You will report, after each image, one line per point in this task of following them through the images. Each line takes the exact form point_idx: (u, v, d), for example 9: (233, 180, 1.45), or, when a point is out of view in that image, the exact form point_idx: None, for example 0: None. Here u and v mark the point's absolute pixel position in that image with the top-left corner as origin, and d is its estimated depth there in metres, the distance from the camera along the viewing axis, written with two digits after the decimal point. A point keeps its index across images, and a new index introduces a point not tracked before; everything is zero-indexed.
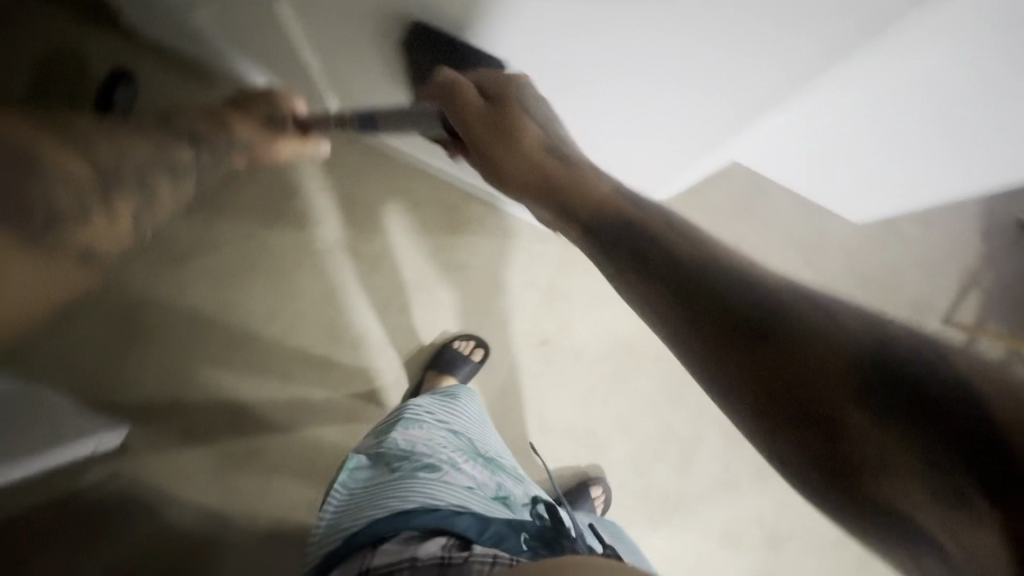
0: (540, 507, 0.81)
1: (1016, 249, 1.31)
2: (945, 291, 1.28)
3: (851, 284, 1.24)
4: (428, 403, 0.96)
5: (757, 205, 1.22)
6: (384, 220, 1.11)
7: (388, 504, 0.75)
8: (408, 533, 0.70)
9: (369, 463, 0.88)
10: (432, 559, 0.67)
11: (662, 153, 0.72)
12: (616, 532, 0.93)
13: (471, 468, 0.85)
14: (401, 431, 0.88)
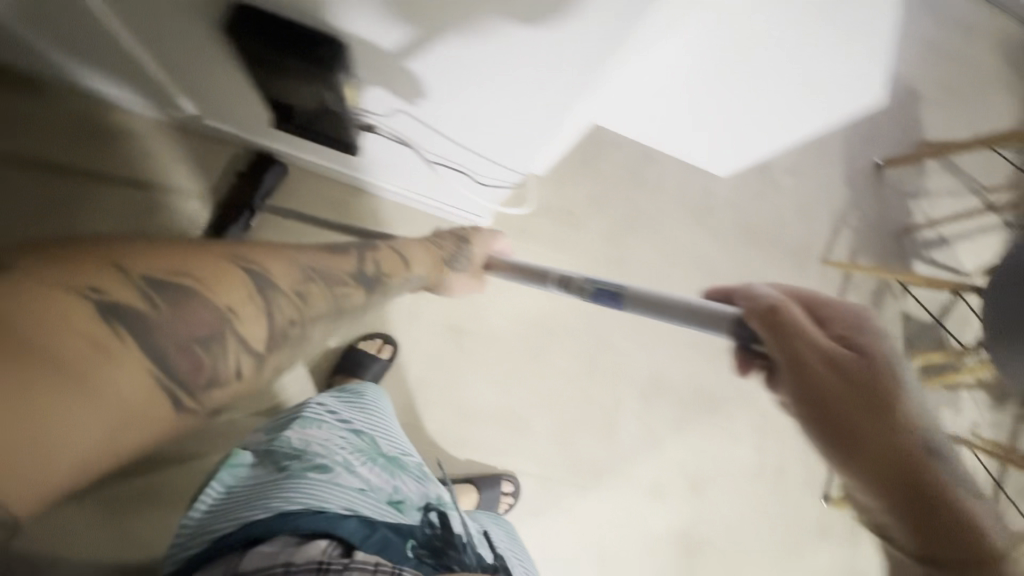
0: (432, 514, 0.83)
1: (873, 190, 1.46)
2: (821, 233, 1.39)
3: (740, 236, 1.32)
4: (329, 401, 0.96)
5: (647, 171, 1.27)
6: (269, 226, 1.05)
7: (268, 506, 0.74)
8: (287, 535, 0.69)
9: (257, 462, 0.85)
10: (308, 566, 0.65)
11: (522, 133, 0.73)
12: (506, 537, 0.95)
13: (367, 470, 0.87)
14: (296, 430, 0.88)
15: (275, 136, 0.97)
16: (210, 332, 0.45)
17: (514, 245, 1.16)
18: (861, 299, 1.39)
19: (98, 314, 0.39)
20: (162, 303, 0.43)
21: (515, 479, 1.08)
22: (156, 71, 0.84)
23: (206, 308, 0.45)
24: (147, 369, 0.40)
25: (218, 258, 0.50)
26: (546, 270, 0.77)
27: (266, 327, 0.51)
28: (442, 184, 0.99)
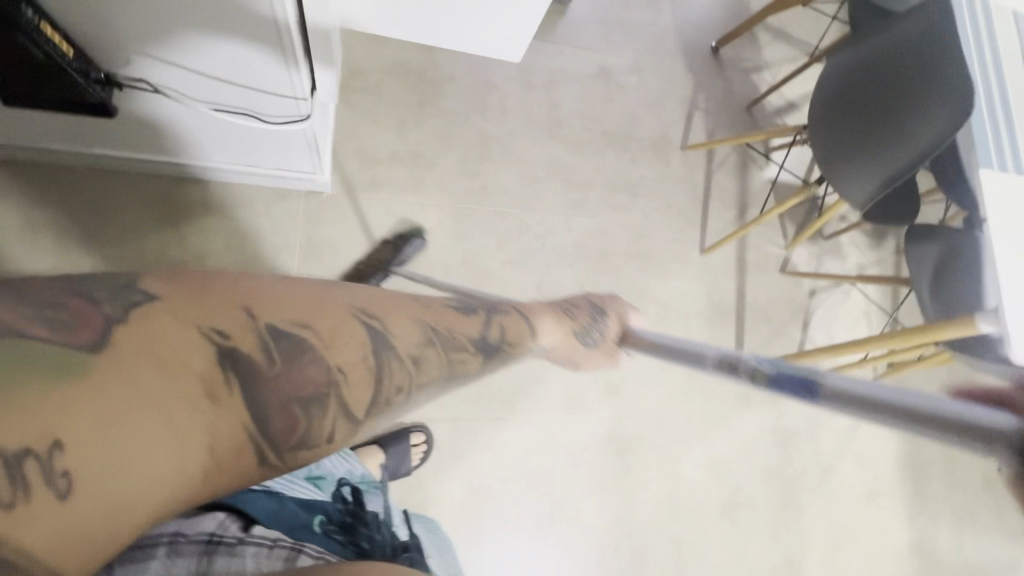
0: (347, 489, 0.86)
1: (715, 71, 1.50)
2: (675, 122, 1.43)
3: (597, 141, 1.34)
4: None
5: (489, 97, 1.26)
6: (90, 235, 0.98)
7: None
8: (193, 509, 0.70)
9: None
10: (198, 536, 0.64)
11: (275, 75, 0.69)
12: (427, 531, 0.92)
13: None
14: None
15: (57, 133, 0.90)
16: (348, 366, 0.47)
17: (367, 198, 1.13)
18: (727, 175, 1.43)
19: (214, 358, 0.39)
20: (275, 356, 0.42)
21: (425, 429, 1.05)
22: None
23: (312, 366, 0.44)
24: (244, 422, 0.40)
25: (349, 320, 0.49)
26: (706, 352, 0.59)
27: (373, 392, 0.49)
28: (258, 146, 0.93)
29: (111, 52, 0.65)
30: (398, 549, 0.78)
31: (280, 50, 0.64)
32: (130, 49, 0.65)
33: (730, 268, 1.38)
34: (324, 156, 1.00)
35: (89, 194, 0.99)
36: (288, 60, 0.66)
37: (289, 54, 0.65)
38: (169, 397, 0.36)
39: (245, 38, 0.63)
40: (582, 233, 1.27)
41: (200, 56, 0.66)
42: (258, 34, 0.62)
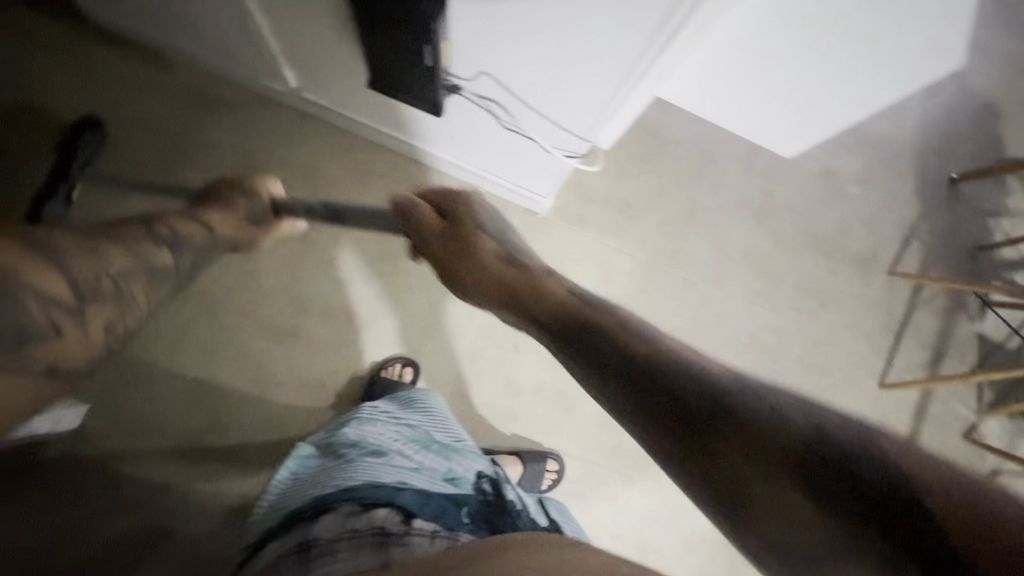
0: (486, 483, 0.84)
1: (948, 203, 1.39)
2: (888, 244, 1.35)
3: (801, 240, 1.30)
4: (385, 402, 0.99)
5: (708, 168, 1.28)
6: (350, 195, 1.12)
7: (335, 482, 0.77)
8: (353, 504, 0.72)
9: (318, 451, 0.89)
10: (372, 528, 0.67)
11: (600, 107, 0.75)
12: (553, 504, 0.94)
13: (422, 455, 0.87)
14: (352, 427, 0.91)
15: (363, 107, 1.04)
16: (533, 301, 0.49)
17: (572, 230, 1.20)
18: (930, 315, 1.32)
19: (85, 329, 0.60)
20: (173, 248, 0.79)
21: (560, 459, 1.09)
22: (264, 41, 0.91)
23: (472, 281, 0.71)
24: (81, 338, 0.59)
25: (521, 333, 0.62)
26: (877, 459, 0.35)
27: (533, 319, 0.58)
28: (516, 162, 1.01)
29: (487, 61, 0.72)
30: (543, 529, 0.77)
31: (621, 92, 0.70)
32: (490, 66, 0.73)
33: (907, 413, 1.27)
34: (559, 185, 1.07)
35: (356, 158, 1.13)
36: (622, 96, 0.71)
37: (627, 91, 0.70)
38: (89, 263, 0.61)
39: (597, 76, 0.69)
40: (760, 325, 1.24)
41: (553, 79, 0.72)
42: (623, 74, 0.68)
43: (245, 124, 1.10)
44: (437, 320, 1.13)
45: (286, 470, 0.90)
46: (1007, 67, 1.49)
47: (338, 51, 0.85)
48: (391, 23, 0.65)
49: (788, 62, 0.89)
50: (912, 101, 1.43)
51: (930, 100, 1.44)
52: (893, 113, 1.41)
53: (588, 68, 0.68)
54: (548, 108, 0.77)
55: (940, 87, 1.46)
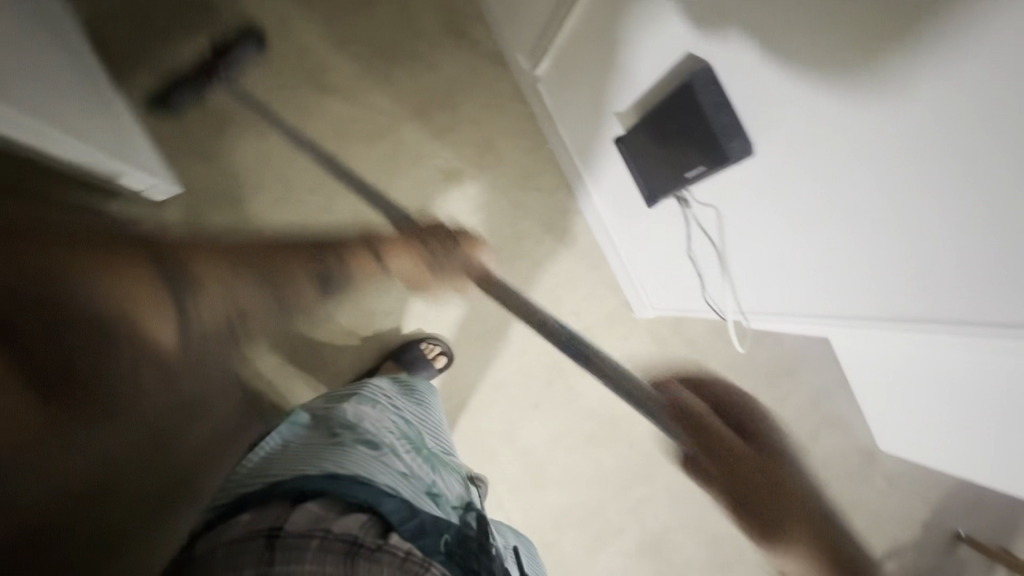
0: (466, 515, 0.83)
1: (940, 551, 1.42)
2: (870, 547, 1.37)
3: (810, 492, 1.33)
4: (389, 389, 0.97)
5: (785, 380, 1.30)
6: (503, 185, 1.15)
7: (322, 466, 0.71)
8: (335, 499, 0.68)
9: (311, 424, 0.85)
10: (345, 536, 0.63)
11: (801, 311, 0.76)
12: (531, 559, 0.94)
13: (411, 459, 0.84)
14: (352, 405, 0.87)
15: (574, 133, 1.06)
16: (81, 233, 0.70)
17: (648, 345, 1.21)
18: None
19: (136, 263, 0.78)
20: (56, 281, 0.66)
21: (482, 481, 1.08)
22: (553, 38, 0.96)
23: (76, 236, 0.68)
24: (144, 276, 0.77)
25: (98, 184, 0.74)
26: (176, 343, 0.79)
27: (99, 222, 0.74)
28: (657, 275, 1.03)
29: (731, 204, 0.75)
30: None
31: (823, 315, 0.73)
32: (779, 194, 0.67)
33: None
34: (673, 314, 1.09)
35: (531, 164, 1.16)
36: (823, 317, 0.73)
37: (838, 318, 0.71)
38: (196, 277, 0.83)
39: (826, 294, 0.70)
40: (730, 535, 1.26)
41: (785, 265, 0.73)
42: (842, 307, 0.70)
43: (469, 69, 1.14)
44: (492, 335, 1.14)
45: (272, 435, 0.84)
46: None
47: (606, 90, 0.88)
48: (695, 125, 0.68)
49: (965, 406, 0.82)
50: None
51: None
52: None
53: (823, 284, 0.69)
54: (744, 271, 0.80)
55: None
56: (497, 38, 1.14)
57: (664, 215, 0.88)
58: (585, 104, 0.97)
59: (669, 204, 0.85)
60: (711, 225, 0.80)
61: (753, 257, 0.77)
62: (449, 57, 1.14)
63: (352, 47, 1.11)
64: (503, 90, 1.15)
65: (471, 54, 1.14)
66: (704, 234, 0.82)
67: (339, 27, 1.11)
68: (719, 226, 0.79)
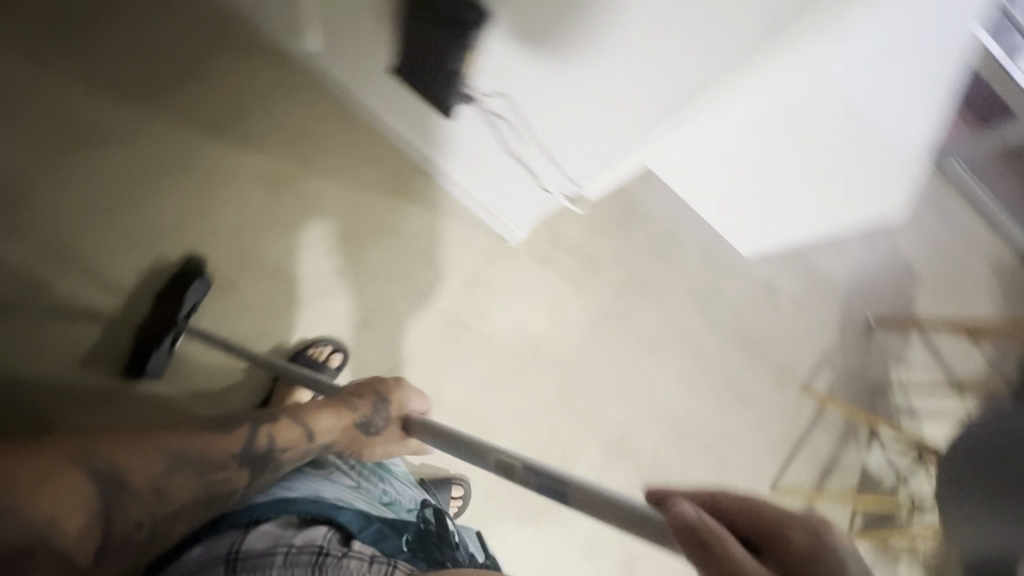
0: (426, 511, 0.83)
1: (861, 342, 1.55)
2: (805, 363, 1.48)
3: (735, 338, 1.41)
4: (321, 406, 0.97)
5: (671, 249, 1.37)
6: (333, 169, 1.12)
7: (268, 488, 0.72)
8: (289, 516, 0.68)
9: None
10: (309, 547, 0.64)
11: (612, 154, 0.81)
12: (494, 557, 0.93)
13: (359, 470, 0.85)
14: None
15: (375, 90, 1.06)
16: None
17: (535, 266, 1.24)
18: (829, 435, 1.44)
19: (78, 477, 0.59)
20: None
21: (466, 485, 1.06)
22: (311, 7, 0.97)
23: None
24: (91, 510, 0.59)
25: (69, 460, 0.59)
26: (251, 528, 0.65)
27: (73, 516, 0.57)
28: (506, 187, 1.05)
29: (511, 79, 0.79)
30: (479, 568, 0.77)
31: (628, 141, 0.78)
32: (551, 93, 0.78)
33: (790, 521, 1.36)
34: (539, 220, 1.12)
35: (353, 139, 1.14)
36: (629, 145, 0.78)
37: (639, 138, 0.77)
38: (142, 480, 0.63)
39: (619, 122, 0.76)
40: (681, 405, 1.32)
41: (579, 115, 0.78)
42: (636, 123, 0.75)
43: (248, 71, 1.10)
44: (381, 315, 1.11)
45: None
46: (934, 243, 1.69)
47: (373, 32, 0.89)
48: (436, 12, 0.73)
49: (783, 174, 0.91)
50: (853, 247, 1.59)
51: (866, 251, 1.61)
52: (834, 252, 1.57)
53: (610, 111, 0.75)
54: (556, 139, 0.84)
55: (876, 243, 1.62)
56: (264, 32, 1.11)
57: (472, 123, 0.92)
58: (365, 55, 0.97)
59: (469, 108, 0.88)
60: (509, 111, 0.84)
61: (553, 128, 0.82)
62: (223, 66, 1.09)
63: (111, 90, 1.03)
64: (295, 81, 1.12)
65: (244, 55, 1.10)
66: (507, 120, 0.86)
67: (91, 75, 1.03)
68: (515, 111, 0.84)
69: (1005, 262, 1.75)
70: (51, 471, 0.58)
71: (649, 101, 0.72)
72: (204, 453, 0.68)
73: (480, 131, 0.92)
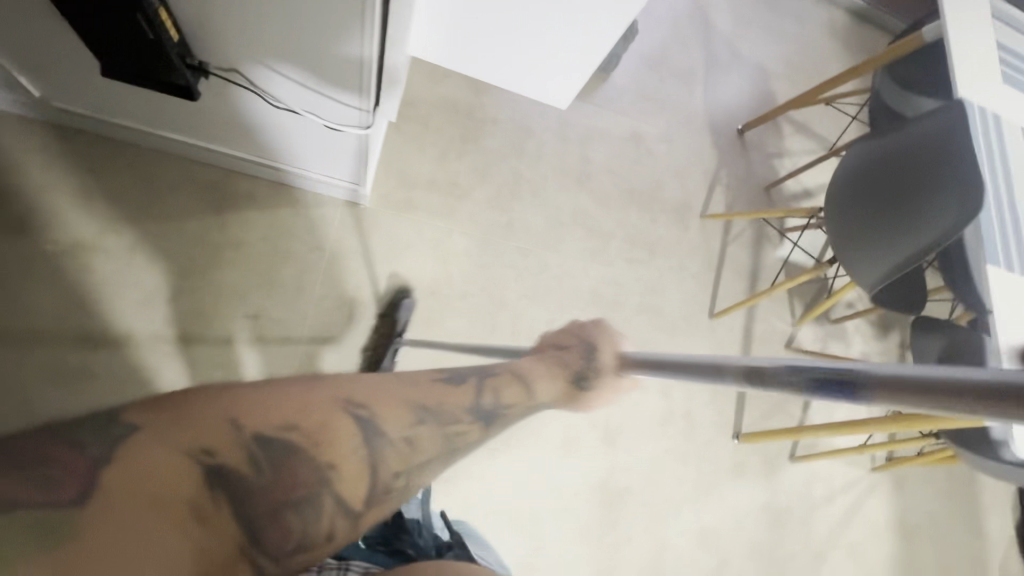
0: None
1: (740, 151, 1.59)
2: (697, 192, 1.50)
3: (623, 198, 1.42)
4: None
5: (527, 143, 1.35)
6: (138, 211, 1.03)
7: None
8: None
9: None
10: None
11: (360, 77, 0.76)
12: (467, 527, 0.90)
13: None
14: None
15: (130, 111, 0.96)
16: (181, 487, 0.39)
17: (399, 215, 1.19)
18: (743, 246, 1.49)
19: (202, 482, 0.40)
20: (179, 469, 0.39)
21: None
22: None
23: (172, 453, 0.40)
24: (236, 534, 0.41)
25: (220, 413, 0.45)
26: None
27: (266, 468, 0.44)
28: (314, 150, 0.99)
29: (218, 41, 0.71)
30: (446, 546, 0.74)
31: (364, 57, 0.72)
32: (275, 88, 0.80)
33: (739, 336, 1.42)
34: (370, 170, 1.06)
35: (151, 172, 1.05)
36: (369, 60, 0.72)
37: (371, 50, 0.71)
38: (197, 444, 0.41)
39: (338, 41, 0.69)
40: (598, 281, 1.32)
41: (304, 52, 0.72)
42: (354, 37, 0.68)
43: None
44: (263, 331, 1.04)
45: None
46: (771, 31, 1.71)
47: (70, 50, 0.79)
48: None
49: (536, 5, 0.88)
50: (698, 67, 1.60)
51: (712, 66, 1.62)
52: (683, 79, 1.58)
53: (324, 33, 0.68)
54: (307, 81, 0.77)
55: (718, 53, 1.64)
56: None
57: (225, 97, 0.85)
58: (87, 78, 0.86)
59: (211, 83, 0.81)
60: (244, 75, 0.77)
61: (295, 75, 0.76)
62: None
63: None
64: (49, 139, 1.00)
65: None
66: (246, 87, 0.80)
67: None
68: (249, 74, 0.77)
69: (840, 22, 1.80)
70: (267, 408, 0.47)
71: (330, 40, 0.69)
72: (381, 404, 0.56)
73: (291, 139, 0.96)
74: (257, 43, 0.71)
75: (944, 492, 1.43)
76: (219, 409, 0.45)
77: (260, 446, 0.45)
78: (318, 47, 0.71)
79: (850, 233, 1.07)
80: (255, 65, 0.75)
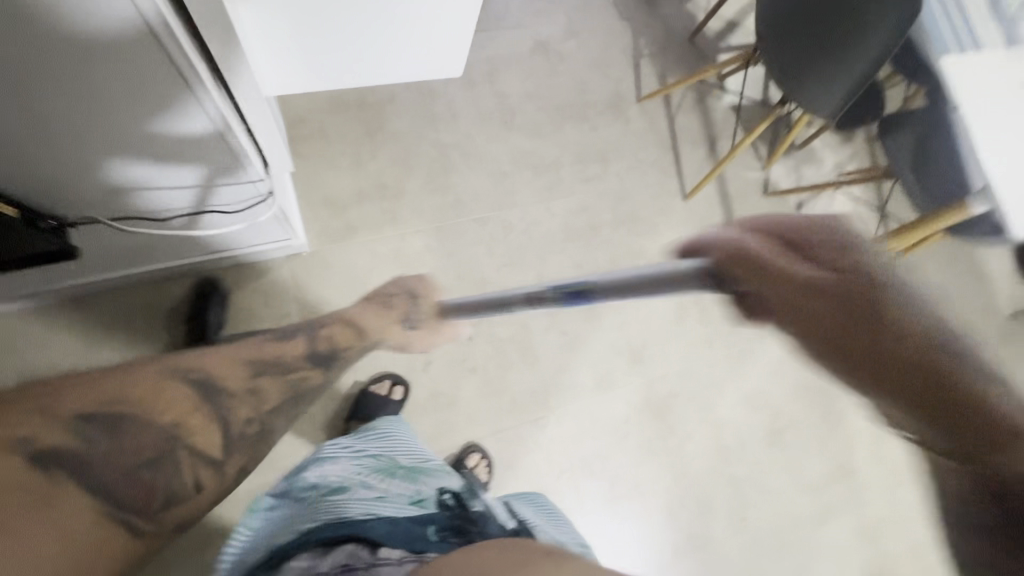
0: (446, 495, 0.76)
1: (650, 11, 1.45)
2: (625, 77, 1.39)
3: (555, 119, 1.32)
4: (344, 438, 0.90)
5: (436, 106, 1.23)
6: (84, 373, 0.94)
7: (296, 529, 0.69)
8: (315, 543, 0.65)
9: (274, 492, 0.79)
10: (336, 566, 0.60)
11: (225, 154, 0.67)
12: (541, 505, 0.93)
13: (387, 482, 0.79)
14: (312, 468, 0.82)
15: (17, 280, 0.86)
16: None
17: (345, 245, 1.11)
18: (690, 112, 1.41)
19: None
20: (100, 441, 0.49)
21: (479, 447, 1.08)
22: None
23: None
24: None
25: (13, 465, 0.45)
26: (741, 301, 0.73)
27: (221, 435, 0.57)
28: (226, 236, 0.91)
29: (58, 197, 0.65)
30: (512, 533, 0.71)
31: (221, 134, 0.63)
32: (149, 210, 0.74)
33: (718, 204, 1.39)
34: (295, 224, 0.98)
35: (78, 324, 0.96)
36: (227, 133, 0.64)
37: (223, 126, 0.63)
38: None
39: (184, 132, 0.61)
40: (566, 216, 1.27)
41: (149, 163, 0.65)
42: (197, 124, 0.61)
43: None
44: None
45: (240, 523, 0.78)
46: None
47: None
48: None
49: None
50: None
51: None
52: None
53: (164, 131, 0.60)
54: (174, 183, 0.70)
55: None
56: None
57: (105, 234, 0.78)
58: None
59: (81, 231, 0.75)
60: (104, 216, 0.72)
61: (159, 183, 0.69)
62: None
63: None
64: None
65: None
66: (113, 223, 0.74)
67: None
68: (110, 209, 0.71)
69: None
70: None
71: (145, 104, 0.56)
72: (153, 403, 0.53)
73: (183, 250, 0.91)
74: (85, 173, 0.63)
75: (946, 262, 1.50)
76: (157, 372, 0.56)
77: (78, 479, 0.47)
78: (130, 116, 0.57)
79: (795, 70, 0.99)
80: (90, 170, 0.63)
